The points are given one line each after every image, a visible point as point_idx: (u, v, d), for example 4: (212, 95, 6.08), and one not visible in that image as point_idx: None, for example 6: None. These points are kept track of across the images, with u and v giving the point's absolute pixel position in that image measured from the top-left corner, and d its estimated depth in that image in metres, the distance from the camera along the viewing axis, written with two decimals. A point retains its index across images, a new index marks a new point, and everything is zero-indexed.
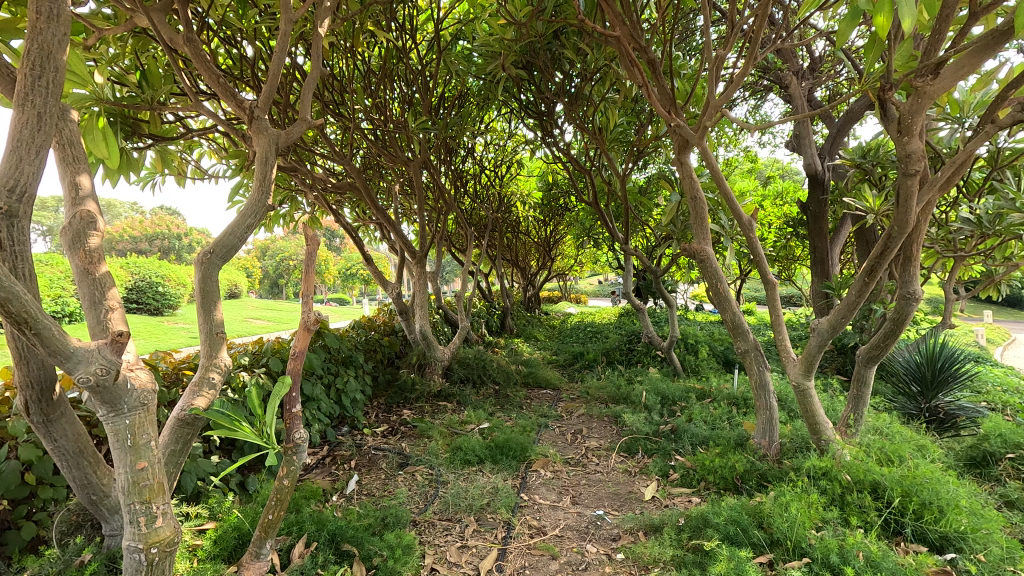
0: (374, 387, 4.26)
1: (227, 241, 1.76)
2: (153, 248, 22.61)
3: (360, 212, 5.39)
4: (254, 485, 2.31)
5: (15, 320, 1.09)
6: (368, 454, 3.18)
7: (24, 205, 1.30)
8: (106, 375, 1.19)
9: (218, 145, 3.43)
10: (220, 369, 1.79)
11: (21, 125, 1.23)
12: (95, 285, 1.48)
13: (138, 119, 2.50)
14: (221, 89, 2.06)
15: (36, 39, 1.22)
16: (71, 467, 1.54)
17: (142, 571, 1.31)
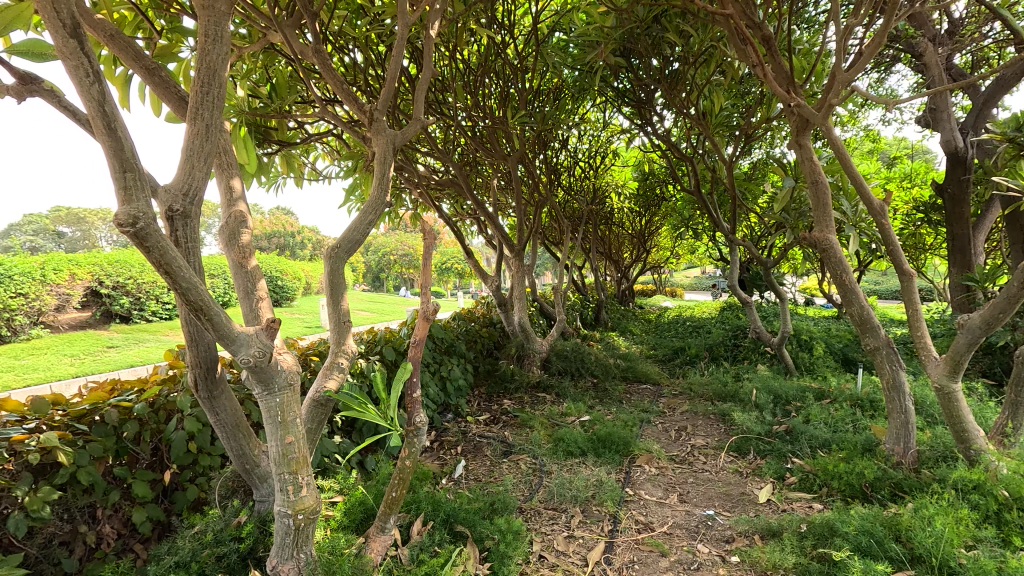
0: (475, 376, 4.39)
1: (352, 237, 1.90)
2: (272, 245, 24.92)
3: (458, 207, 5.56)
4: (373, 464, 2.47)
5: (193, 307, 1.25)
6: (473, 440, 3.29)
7: (194, 206, 1.49)
8: (262, 357, 1.35)
9: (333, 148, 3.68)
10: (347, 356, 1.93)
11: (193, 136, 1.40)
12: (248, 277, 1.66)
13: (268, 127, 2.73)
14: (344, 95, 2.21)
15: (205, 59, 1.38)
16: (229, 439, 1.74)
17: (290, 534, 1.47)
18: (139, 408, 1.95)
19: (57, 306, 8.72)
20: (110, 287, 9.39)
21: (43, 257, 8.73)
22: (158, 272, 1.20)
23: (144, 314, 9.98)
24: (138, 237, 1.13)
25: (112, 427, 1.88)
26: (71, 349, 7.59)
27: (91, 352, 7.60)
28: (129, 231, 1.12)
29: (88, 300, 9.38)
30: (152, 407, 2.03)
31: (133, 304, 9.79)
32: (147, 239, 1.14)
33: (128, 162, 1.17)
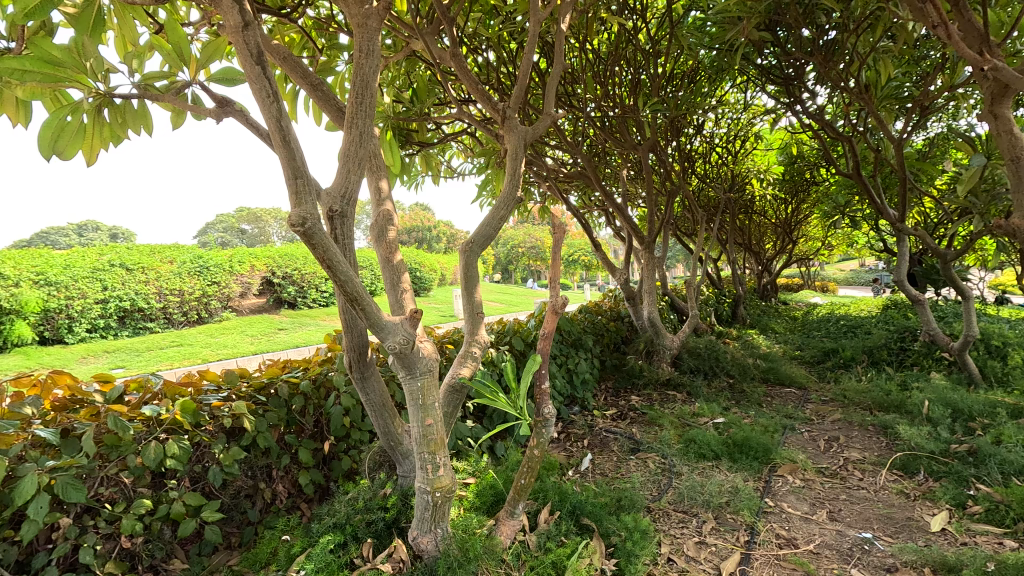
0: (602, 370, 4.35)
1: (485, 232, 1.98)
2: (411, 239, 26.85)
3: (586, 199, 5.53)
4: (503, 450, 2.56)
5: (350, 297, 1.39)
6: (600, 435, 3.27)
7: (349, 206, 1.65)
8: (406, 344, 1.47)
9: (467, 146, 3.85)
10: (480, 345, 2.02)
11: (349, 144, 1.56)
12: (394, 270, 1.82)
13: (409, 130, 2.93)
14: (479, 95, 2.30)
15: (360, 72, 1.53)
16: (377, 417, 1.92)
17: (429, 510, 1.58)
18: (304, 384, 2.24)
19: (241, 292, 10.24)
20: (280, 277, 10.80)
21: (230, 251, 10.29)
22: (322, 266, 1.35)
23: (306, 300, 11.23)
24: (306, 235, 1.28)
25: (284, 399, 2.17)
26: (251, 330, 8.87)
27: (266, 333, 8.82)
28: (299, 230, 1.28)
29: (263, 288, 10.88)
30: (315, 383, 2.31)
31: (298, 292, 11.15)
32: (314, 237, 1.29)
33: (299, 170, 1.34)
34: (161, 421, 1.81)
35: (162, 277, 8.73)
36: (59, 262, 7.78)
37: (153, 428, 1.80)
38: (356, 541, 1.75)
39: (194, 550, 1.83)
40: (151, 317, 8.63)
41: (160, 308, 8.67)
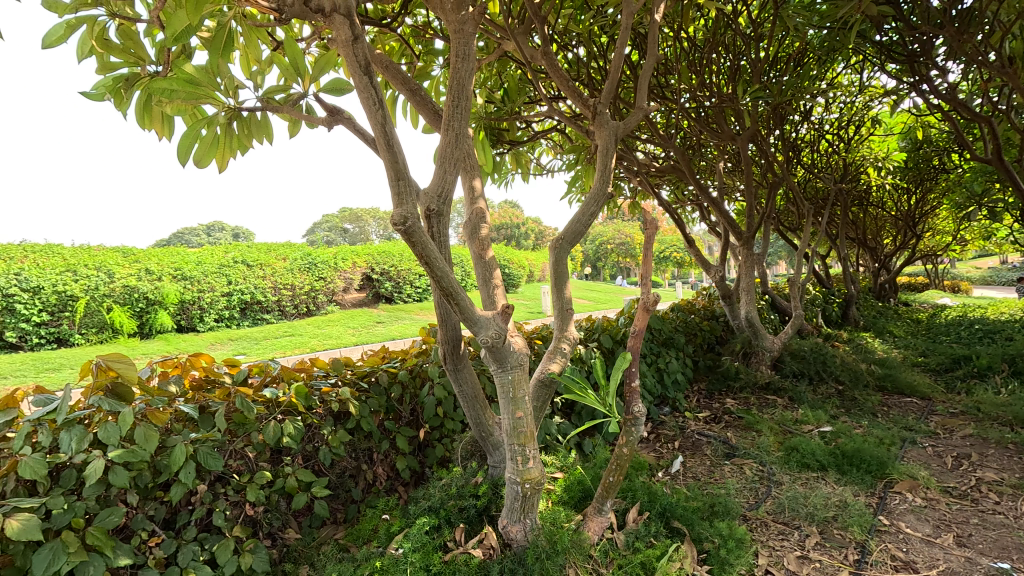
0: (694, 371, 4.19)
1: (575, 228, 1.98)
2: (500, 236, 27.35)
3: (678, 193, 5.34)
4: (590, 448, 2.56)
5: (446, 292, 1.46)
6: (692, 437, 3.16)
7: (445, 205, 1.73)
8: (498, 338, 1.52)
9: (556, 143, 3.86)
10: (569, 341, 2.03)
11: (446, 146, 1.63)
12: (486, 266, 1.89)
13: (500, 130, 2.99)
14: (570, 92, 2.30)
15: (456, 76, 1.59)
16: (469, 407, 2.00)
17: (518, 500, 1.62)
18: (402, 374, 2.37)
19: (344, 287, 10.98)
20: (379, 273, 11.45)
21: (335, 249, 11.05)
22: (421, 263, 1.43)
23: (402, 295, 11.78)
24: (407, 234, 1.36)
25: (384, 387, 2.32)
26: (353, 323, 9.48)
27: (366, 326, 9.38)
28: (400, 228, 1.36)
29: (364, 284, 11.57)
30: (412, 373, 2.44)
31: (395, 287, 11.74)
32: (414, 236, 1.36)
33: (400, 172, 1.43)
34: (280, 403, 2.00)
35: (277, 273, 9.56)
36: (193, 259, 8.77)
37: (273, 408, 1.99)
38: (450, 525, 1.83)
39: (306, 522, 2.00)
40: (268, 309, 9.48)
41: (275, 301, 9.50)
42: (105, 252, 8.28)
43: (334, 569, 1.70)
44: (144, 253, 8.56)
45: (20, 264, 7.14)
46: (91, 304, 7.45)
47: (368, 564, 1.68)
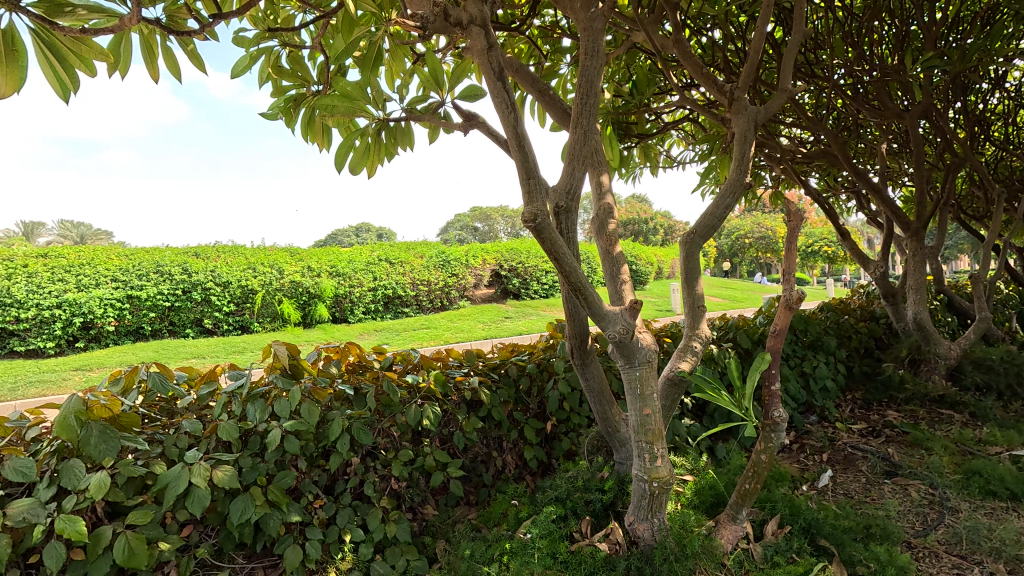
0: (848, 378, 3.78)
1: (708, 222, 1.90)
2: (627, 232, 26.78)
3: (829, 180, 4.83)
4: (724, 453, 2.43)
5: (574, 287, 1.49)
6: (844, 450, 2.86)
7: (572, 201, 1.76)
8: (626, 334, 1.52)
9: (688, 134, 3.70)
10: (701, 340, 1.96)
11: (574, 143, 1.66)
12: (614, 262, 1.90)
13: (629, 122, 2.88)
14: (703, 79, 2.20)
15: (584, 74, 1.61)
16: (596, 403, 2.03)
17: (646, 498, 1.59)
18: (530, 367, 2.45)
19: (475, 284, 11.50)
20: (507, 269, 11.84)
21: (466, 247, 11.63)
22: (549, 258, 1.47)
23: (529, 292, 12.03)
24: (537, 231, 1.41)
25: (513, 379, 2.41)
26: (483, 318, 9.91)
27: (495, 320, 9.76)
28: (531, 226, 1.41)
29: (493, 280, 12.03)
30: (540, 366, 2.51)
31: (522, 283, 12.05)
32: (543, 233, 1.41)
33: (531, 172, 1.49)
34: (420, 388, 2.18)
35: (416, 269, 10.31)
36: (345, 257, 9.77)
37: (414, 393, 2.17)
38: (576, 517, 1.86)
39: (443, 501, 2.16)
40: (407, 303, 10.25)
41: (413, 296, 10.25)
42: (277, 252, 9.55)
43: (467, 546, 1.81)
44: (306, 253, 9.73)
45: (215, 263, 8.50)
46: (267, 297, 8.65)
47: (498, 545, 1.77)
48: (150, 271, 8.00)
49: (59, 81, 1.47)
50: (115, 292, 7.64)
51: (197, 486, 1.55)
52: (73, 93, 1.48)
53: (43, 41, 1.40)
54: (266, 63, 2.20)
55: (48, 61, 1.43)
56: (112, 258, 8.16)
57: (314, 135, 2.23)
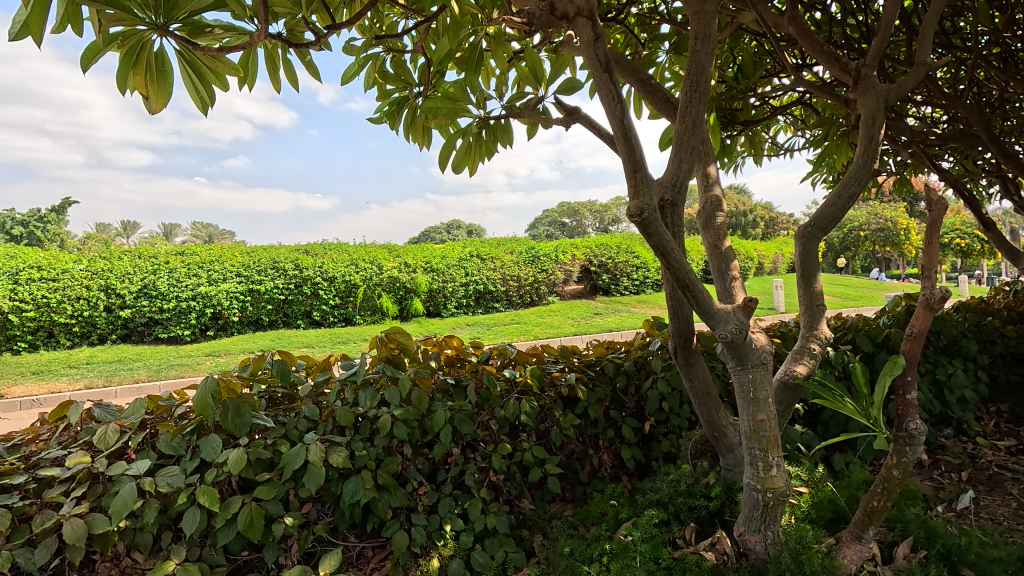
0: (992, 388, 3.33)
1: (829, 213, 1.74)
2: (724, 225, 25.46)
3: (968, 164, 4.28)
4: (843, 465, 2.23)
5: (682, 284, 1.43)
6: (989, 470, 2.52)
7: (678, 195, 1.71)
8: (739, 334, 1.45)
9: (798, 118, 3.43)
10: (820, 341, 1.82)
11: (681, 133, 1.59)
12: (721, 257, 1.85)
13: (733, 109, 2.62)
14: (824, 57, 2.02)
15: (694, 60, 1.54)
16: (700, 405, 1.97)
17: (758, 509, 1.51)
18: (627, 364, 2.39)
19: (564, 279, 11.45)
20: (597, 265, 11.69)
21: (556, 242, 11.62)
22: (657, 254, 1.43)
23: (619, 288, 11.80)
24: (643, 225, 1.38)
25: (609, 376, 2.38)
26: (572, 314, 9.86)
27: (584, 317, 9.67)
28: (637, 220, 1.38)
29: (582, 276, 11.92)
30: (638, 364, 2.45)
31: (612, 279, 11.83)
32: (650, 227, 1.37)
33: (637, 165, 1.46)
34: (518, 383, 2.20)
35: (506, 265, 10.45)
36: (439, 254, 10.13)
37: (512, 387, 2.20)
38: (679, 522, 1.79)
39: (539, 496, 2.16)
40: (498, 299, 10.41)
41: (503, 291, 10.39)
42: (376, 248, 10.08)
43: (566, 543, 1.80)
44: (403, 249, 10.18)
45: (323, 259, 9.13)
46: (368, 292, 9.16)
47: (598, 545, 1.74)
48: (268, 267, 8.74)
49: (199, 97, 1.65)
50: (239, 286, 8.44)
51: (314, 463, 1.67)
52: (210, 108, 1.67)
53: (186, 61, 1.55)
54: (372, 68, 2.32)
55: (192, 80, 1.61)
56: (236, 255, 9.01)
57: (416, 134, 2.33)
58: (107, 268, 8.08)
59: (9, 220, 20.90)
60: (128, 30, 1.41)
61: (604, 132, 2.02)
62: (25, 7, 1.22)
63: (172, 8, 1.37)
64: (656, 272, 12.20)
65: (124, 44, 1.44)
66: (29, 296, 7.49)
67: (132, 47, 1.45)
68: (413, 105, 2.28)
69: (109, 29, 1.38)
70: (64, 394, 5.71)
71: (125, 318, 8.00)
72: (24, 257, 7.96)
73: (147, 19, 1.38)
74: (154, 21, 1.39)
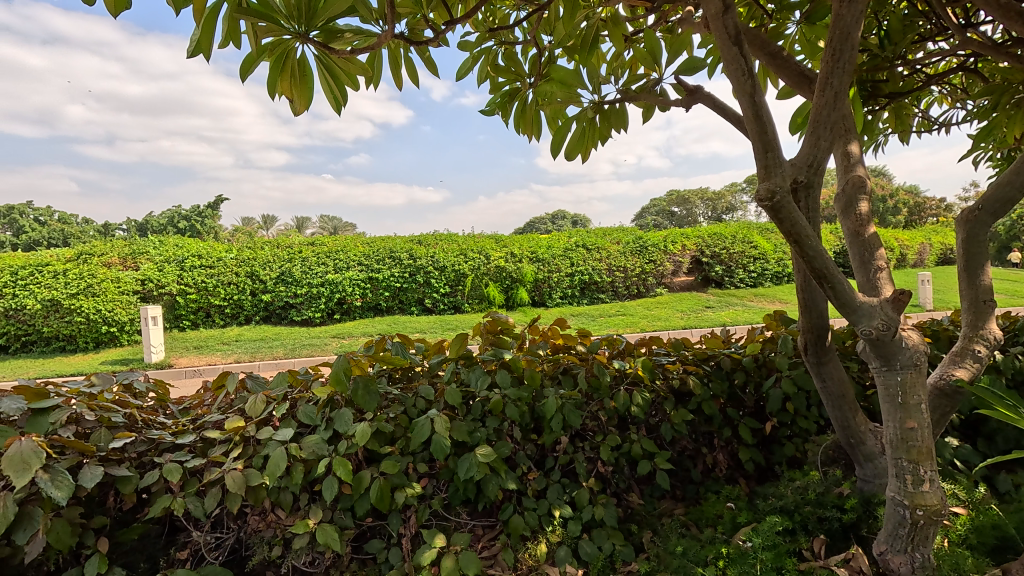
0: None
1: (1004, 194, 1.49)
2: None
3: None
4: (1009, 486, 1.93)
5: (818, 274, 1.32)
6: None
7: (813, 176, 1.57)
8: (886, 331, 1.30)
9: (958, 88, 2.98)
10: (988, 343, 1.58)
11: (820, 108, 1.46)
12: (864, 246, 1.70)
13: (877, 81, 2.30)
14: (1002, 11, 1.72)
15: (838, 24, 1.40)
16: (834, 408, 1.82)
17: (904, 527, 1.36)
18: (747, 361, 2.24)
19: (674, 271, 10.99)
20: (709, 256, 11.09)
21: (665, 232, 11.18)
22: (788, 241, 1.33)
23: (733, 280, 11.10)
24: (774, 210, 1.29)
25: (726, 372, 2.24)
26: (681, 306, 9.46)
27: (695, 310, 9.24)
28: (767, 205, 1.29)
29: (693, 267, 11.40)
30: (758, 361, 2.29)
31: (726, 271, 11.16)
32: (781, 212, 1.28)
33: (769, 144, 1.36)
34: (628, 374, 2.13)
35: (612, 255, 10.29)
36: (545, 244, 10.22)
37: (622, 378, 2.14)
38: (806, 533, 1.65)
39: (648, 491, 2.12)
40: (604, 290, 10.25)
41: (609, 282, 10.21)
42: (484, 238, 10.37)
43: (678, 543, 1.74)
44: (509, 240, 10.39)
45: (434, 249, 9.58)
46: (476, 281, 9.49)
47: (713, 548, 1.66)
48: (386, 257, 9.36)
49: (333, 97, 1.81)
50: (361, 274, 9.13)
51: (439, 434, 1.75)
52: (343, 107, 1.83)
53: (324, 65, 1.69)
54: (485, 62, 2.36)
55: (328, 83, 1.75)
56: (358, 245, 9.73)
57: (526, 125, 2.35)
58: (252, 257, 9.07)
59: (178, 215, 24.34)
60: (277, 41, 1.56)
61: (729, 112, 1.91)
62: (197, 22, 1.38)
63: (311, 17, 1.49)
64: (775, 264, 11.33)
65: (273, 52, 1.58)
66: (191, 280, 8.60)
67: (279, 56, 1.60)
68: (524, 96, 2.30)
69: (262, 41, 1.53)
70: (219, 366, 6.56)
71: (266, 302, 8.95)
72: (188, 246, 9.14)
73: (292, 29, 1.51)
74: (297, 30, 1.52)
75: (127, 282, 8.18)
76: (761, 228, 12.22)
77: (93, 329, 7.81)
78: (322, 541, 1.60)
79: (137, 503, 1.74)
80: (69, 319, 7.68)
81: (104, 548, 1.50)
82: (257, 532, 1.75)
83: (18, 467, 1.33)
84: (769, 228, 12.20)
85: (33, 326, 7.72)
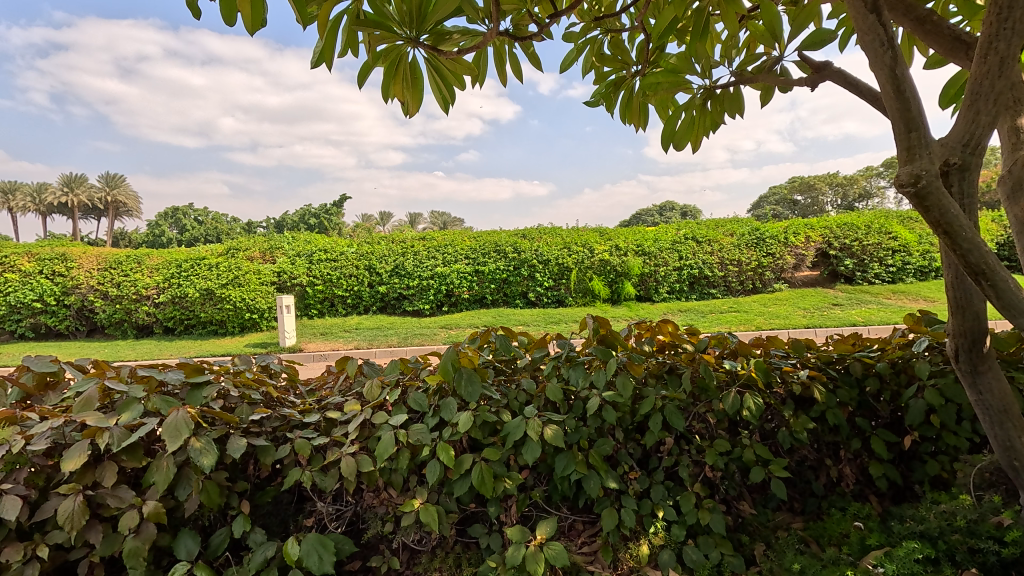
0: None
1: None
2: None
3: None
4: None
5: (975, 270, 1.17)
6: None
7: (975, 157, 1.36)
8: None
9: None
10: None
11: (982, 77, 1.28)
12: None
13: None
14: None
15: None
16: (994, 424, 1.59)
17: None
18: (882, 365, 2.01)
19: (796, 265, 10.14)
20: (837, 248, 10.11)
21: (786, 222, 10.32)
22: (937, 233, 1.18)
23: (867, 275, 9.99)
24: (919, 197, 1.14)
25: (856, 378, 2.03)
26: (804, 303, 8.68)
27: (821, 307, 8.44)
28: (909, 191, 1.15)
29: (818, 260, 10.47)
30: (895, 368, 2.05)
31: (858, 265, 10.08)
32: (928, 198, 1.13)
33: (912, 122, 1.21)
34: (740, 375, 1.99)
35: (725, 248, 9.72)
36: (652, 237, 9.92)
37: (733, 379, 2.01)
38: (952, 564, 1.44)
39: (761, 502, 1.98)
40: (715, 285, 9.71)
41: (722, 277, 9.66)
42: (589, 231, 10.31)
43: (794, 560, 1.62)
44: (615, 232, 10.24)
45: (538, 243, 9.68)
46: (580, 275, 9.44)
47: (837, 569, 1.51)
48: (492, 250, 9.64)
49: (444, 96, 1.90)
50: (467, 267, 9.49)
51: (532, 438, 1.75)
52: (450, 105, 1.93)
53: (434, 66, 1.76)
54: (590, 52, 2.33)
55: (437, 84, 1.84)
56: (466, 239, 10.09)
57: (632, 116, 2.29)
58: (371, 251, 9.75)
59: (309, 212, 26.89)
60: (390, 46, 1.65)
61: (863, 89, 1.72)
62: (322, 33, 1.50)
63: (421, 21, 1.56)
64: (920, 257, 10.02)
65: (387, 58, 1.68)
66: (319, 272, 9.43)
67: (392, 61, 1.70)
68: (630, 84, 2.24)
69: (377, 48, 1.64)
70: (341, 352, 7.14)
71: (382, 293, 9.55)
72: (316, 241, 10.03)
73: (403, 34, 1.59)
74: (409, 34, 1.60)
75: (265, 274, 9.12)
76: (902, 217, 10.89)
77: (239, 316, 8.79)
78: (425, 521, 1.68)
79: (272, 473, 1.93)
80: (220, 306, 8.75)
81: (245, 510, 1.70)
82: (371, 508, 1.88)
83: (172, 434, 1.52)
84: (913, 218, 10.82)
85: (193, 312, 8.91)
